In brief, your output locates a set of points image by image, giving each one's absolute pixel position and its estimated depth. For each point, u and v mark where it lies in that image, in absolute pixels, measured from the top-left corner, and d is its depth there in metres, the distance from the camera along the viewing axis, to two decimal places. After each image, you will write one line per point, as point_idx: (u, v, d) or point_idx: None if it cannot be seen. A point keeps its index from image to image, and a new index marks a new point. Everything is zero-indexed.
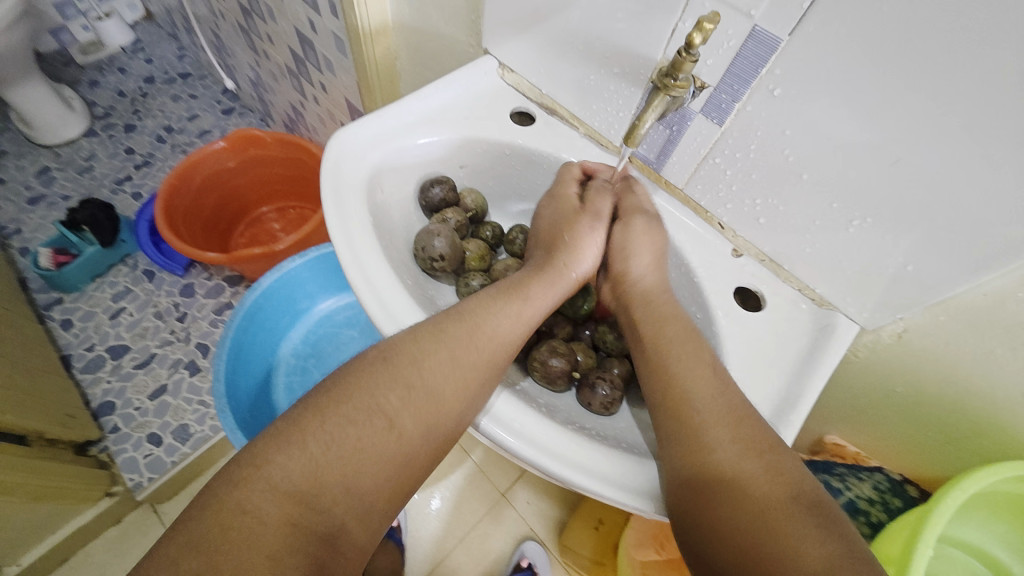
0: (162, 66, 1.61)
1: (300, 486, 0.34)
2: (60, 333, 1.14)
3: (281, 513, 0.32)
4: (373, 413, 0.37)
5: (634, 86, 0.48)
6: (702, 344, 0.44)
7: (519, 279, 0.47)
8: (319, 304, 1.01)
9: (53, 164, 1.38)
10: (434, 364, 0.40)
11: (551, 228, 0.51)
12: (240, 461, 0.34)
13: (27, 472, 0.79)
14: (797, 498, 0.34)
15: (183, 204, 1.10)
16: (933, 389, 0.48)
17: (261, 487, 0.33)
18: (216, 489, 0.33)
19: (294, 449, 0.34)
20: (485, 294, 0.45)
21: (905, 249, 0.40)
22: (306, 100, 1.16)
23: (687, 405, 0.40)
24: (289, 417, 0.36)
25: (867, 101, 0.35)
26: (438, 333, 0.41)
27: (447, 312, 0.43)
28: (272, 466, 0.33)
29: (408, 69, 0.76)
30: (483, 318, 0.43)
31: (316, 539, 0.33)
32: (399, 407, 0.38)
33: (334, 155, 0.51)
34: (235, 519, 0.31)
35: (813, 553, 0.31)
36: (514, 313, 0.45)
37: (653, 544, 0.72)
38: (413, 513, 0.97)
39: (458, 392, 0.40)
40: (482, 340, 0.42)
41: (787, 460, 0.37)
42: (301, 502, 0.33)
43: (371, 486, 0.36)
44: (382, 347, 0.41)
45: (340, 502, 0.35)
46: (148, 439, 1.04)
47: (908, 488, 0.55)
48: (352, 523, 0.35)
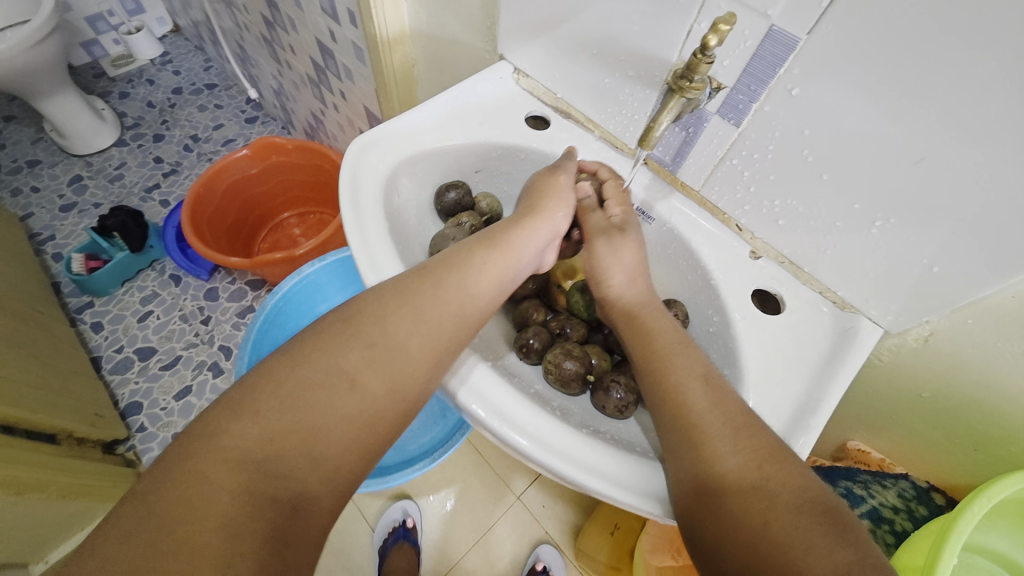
0: (189, 77, 1.67)
1: (256, 451, 0.33)
2: (91, 334, 1.18)
3: (237, 478, 0.32)
4: (329, 373, 0.37)
5: (650, 89, 0.48)
6: (699, 351, 0.44)
7: (488, 239, 0.47)
8: (337, 307, 1.03)
9: (85, 172, 1.44)
10: (396, 324, 0.40)
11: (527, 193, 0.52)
12: (195, 432, 0.34)
13: (56, 468, 0.83)
14: (805, 503, 0.34)
15: (209, 210, 1.14)
16: (961, 395, 0.47)
17: (218, 455, 0.33)
18: (175, 458, 0.33)
19: (249, 416, 0.34)
20: (453, 253, 0.46)
21: (929, 251, 0.39)
22: (326, 107, 1.18)
23: (688, 415, 0.39)
24: (245, 384, 0.36)
25: (890, 100, 0.35)
26: (400, 295, 0.41)
27: (410, 275, 0.43)
28: (227, 435, 0.34)
29: (425, 76, 0.78)
30: (450, 279, 0.43)
31: (278, 502, 0.33)
32: (359, 366, 0.38)
33: (353, 160, 0.52)
34: (191, 486, 0.31)
35: (824, 559, 0.31)
36: (485, 274, 0.45)
37: (670, 550, 0.71)
38: (428, 515, 0.98)
39: (424, 350, 0.40)
40: (449, 299, 0.42)
41: (795, 463, 0.36)
42: (257, 466, 0.33)
43: (336, 447, 0.36)
44: (340, 313, 0.41)
45: (304, 465, 0.35)
46: (173, 438, 1.08)
47: (935, 496, 0.53)
48: (317, 486, 0.35)
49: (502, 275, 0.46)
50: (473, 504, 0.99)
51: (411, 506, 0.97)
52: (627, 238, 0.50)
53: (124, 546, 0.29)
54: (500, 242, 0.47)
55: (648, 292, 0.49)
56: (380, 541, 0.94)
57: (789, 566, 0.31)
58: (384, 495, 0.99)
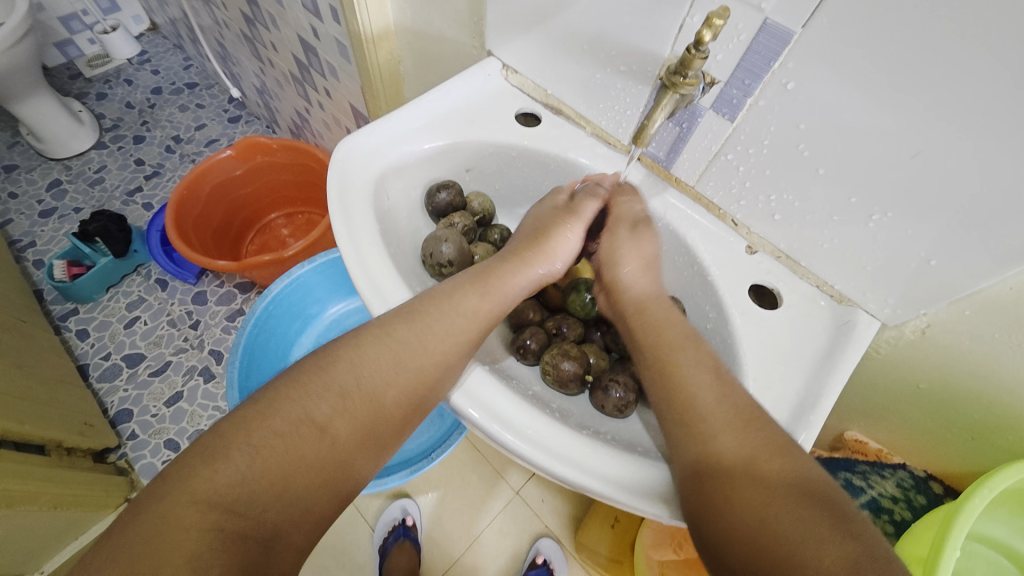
0: (169, 76, 1.63)
1: (225, 494, 0.33)
2: (77, 343, 1.16)
3: (204, 521, 0.32)
4: (304, 420, 0.37)
5: (642, 84, 0.47)
6: (707, 347, 0.43)
7: (480, 273, 0.47)
8: (329, 309, 1.01)
9: (64, 176, 1.40)
10: (376, 368, 0.40)
11: (531, 227, 0.51)
12: (164, 474, 0.34)
13: (45, 479, 0.82)
14: (811, 497, 0.34)
15: (194, 213, 1.11)
16: (957, 385, 0.47)
17: (186, 497, 0.33)
18: (141, 499, 0.33)
19: (224, 459, 0.34)
20: (442, 288, 0.45)
21: (926, 244, 0.38)
22: (311, 105, 1.16)
23: (693, 408, 0.39)
24: (219, 428, 0.36)
25: (887, 93, 0.34)
26: (382, 337, 0.41)
27: (395, 312, 0.43)
28: (199, 479, 0.33)
29: (412, 72, 0.76)
30: (434, 318, 0.42)
31: (245, 545, 0.33)
32: (333, 414, 0.38)
33: (339, 163, 0.51)
34: (157, 529, 0.31)
35: (830, 553, 0.31)
36: (473, 311, 0.44)
37: (671, 544, 0.71)
38: (427, 514, 0.97)
39: (400, 394, 0.40)
40: (435, 341, 0.42)
41: (799, 459, 0.36)
42: (225, 510, 0.33)
43: (305, 491, 0.36)
44: (318, 355, 0.41)
45: (272, 508, 0.35)
46: (166, 445, 1.06)
47: (932, 483, 0.54)
48: (286, 528, 0.35)
49: (490, 312, 0.45)
50: (472, 501, 0.98)
51: (410, 505, 0.97)
52: (645, 230, 0.49)
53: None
54: (494, 278, 0.46)
55: (656, 286, 0.48)
56: (380, 541, 0.93)
57: (793, 564, 0.31)
58: (383, 496, 0.98)
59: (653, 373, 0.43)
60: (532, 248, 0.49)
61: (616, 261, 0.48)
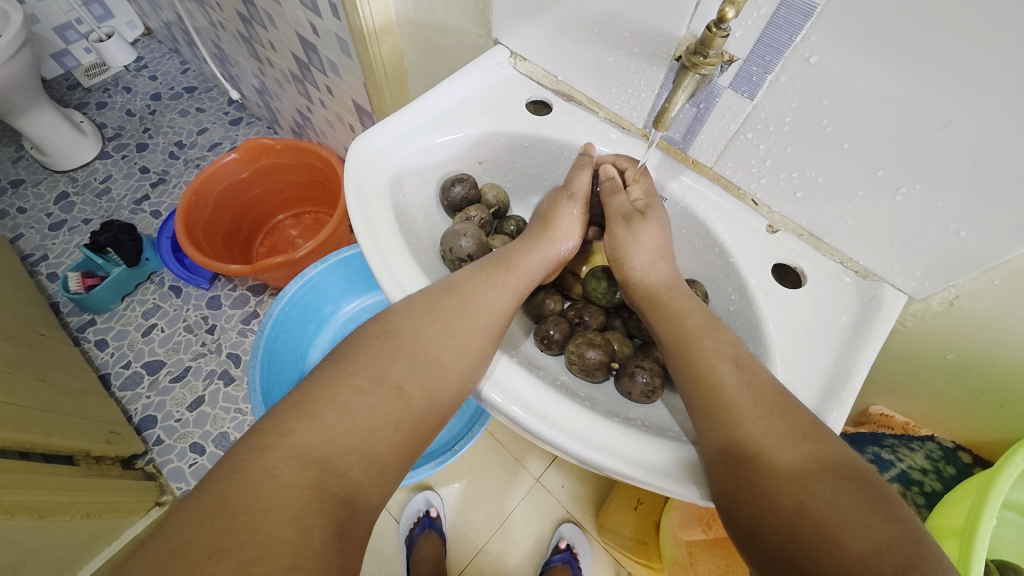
0: (167, 81, 1.62)
1: (318, 451, 0.34)
2: (96, 353, 1.17)
3: (300, 478, 0.33)
4: (378, 381, 0.38)
5: (657, 66, 0.46)
6: (728, 334, 0.43)
7: (502, 255, 0.49)
8: (344, 306, 1.02)
9: (71, 188, 1.41)
10: (433, 334, 0.41)
11: (537, 214, 0.53)
12: (260, 430, 0.35)
13: (76, 489, 0.83)
14: (842, 481, 0.34)
15: (203, 219, 1.11)
16: (987, 355, 0.46)
17: (283, 453, 0.34)
18: (241, 454, 0.34)
19: (312, 418, 0.35)
20: (471, 268, 0.47)
21: (953, 215, 0.38)
22: (312, 103, 1.15)
23: (722, 397, 0.39)
24: (302, 388, 0.38)
25: (916, 61, 0.33)
26: (433, 305, 0.42)
27: (439, 285, 0.44)
28: (294, 435, 0.35)
29: (415, 65, 0.75)
30: (473, 290, 0.44)
31: (337, 500, 0.34)
32: (404, 374, 0.39)
33: (354, 162, 0.50)
34: (259, 483, 0.32)
35: (862, 536, 0.31)
36: (502, 283, 0.46)
37: (699, 524, 0.72)
38: (451, 503, 0.99)
39: (461, 357, 0.41)
40: (476, 310, 0.43)
41: (825, 444, 0.36)
42: (319, 466, 0.34)
43: (384, 451, 0.37)
44: (382, 321, 0.42)
45: (358, 466, 0.35)
46: (191, 448, 1.08)
47: (961, 454, 0.55)
48: (369, 486, 0.36)
49: (516, 284, 0.47)
50: (494, 490, 0.99)
51: (433, 496, 0.98)
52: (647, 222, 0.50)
53: (200, 531, 0.30)
54: (512, 257, 0.49)
55: None
56: (406, 532, 0.95)
57: (825, 544, 0.31)
58: (406, 488, 1.00)
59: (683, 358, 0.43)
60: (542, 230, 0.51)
61: (625, 259, 0.50)
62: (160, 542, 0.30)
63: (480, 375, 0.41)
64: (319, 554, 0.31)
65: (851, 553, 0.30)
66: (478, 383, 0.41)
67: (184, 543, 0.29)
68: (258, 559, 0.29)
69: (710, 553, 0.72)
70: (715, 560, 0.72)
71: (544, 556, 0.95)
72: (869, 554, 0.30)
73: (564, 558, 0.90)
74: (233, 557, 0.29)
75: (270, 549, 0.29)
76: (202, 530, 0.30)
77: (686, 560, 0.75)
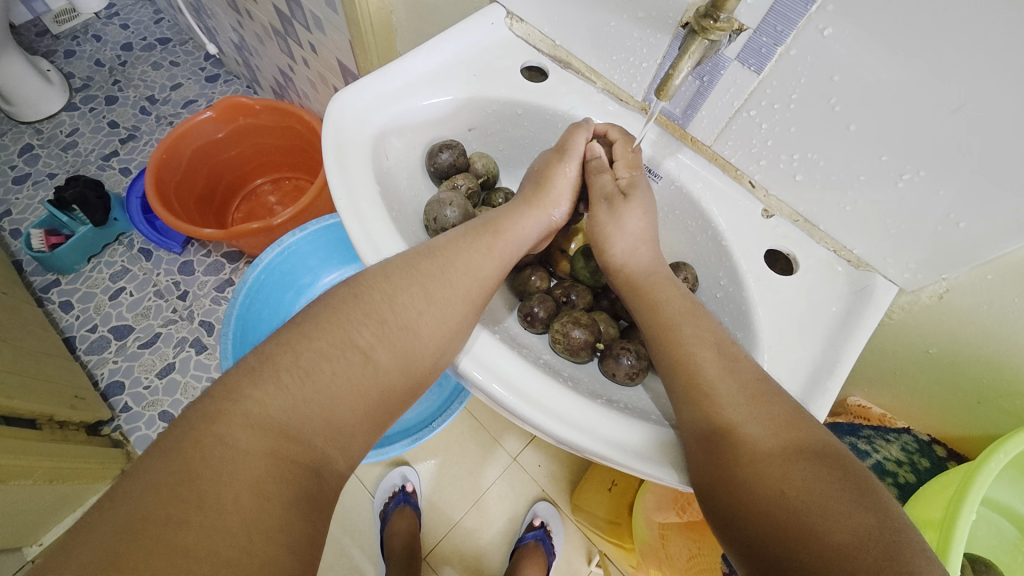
0: (139, 31, 1.52)
1: (277, 418, 0.32)
2: (60, 315, 1.12)
3: (261, 445, 0.31)
4: (344, 347, 0.36)
5: (661, 33, 0.43)
6: (709, 320, 0.43)
7: (489, 220, 0.47)
8: (323, 278, 0.98)
9: (35, 141, 1.32)
10: (409, 297, 0.39)
11: (532, 171, 0.52)
12: (212, 395, 0.32)
13: (41, 454, 0.80)
14: (827, 468, 0.33)
15: (175, 179, 1.05)
16: (967, 350, 0.46)
17: (240, 420, 0.31)
18: (196, 417, 0.31)
19: (268, 383, 0.33)
20: (448, 235, 0.45)
21: (951, 205, 0.37)
22: (295, 62, 1.09)
23: (699, 384, 0.39)
24: (261, 351, 0.35)
25: (941, 41, 0.31)
26: (409, 270, 0.40)
27: (415, 250, 0.42)
28: (250, 401, 0.32)
29: (406, 24, 0.71)
30: (454, 254, 0.43)
31: (302, 467, 0.32)
32: (373, 340, 0.37)
33: (335, 119, 0.47)
34: (213, 448, 0.30)
35: (844, 526, 0.30)
36: (488, 249, 0.45)
37: (674, 507, 0.73)
38: (428, 479, 0.98)
39: (437, 325, 0.39)
40: (458, 277, 0.42)
41: (813, 433, 0.35)
42: (278, 433, 0.32)
43: (349, 418, 0.35)
44: (352, 285, 0.39)
45: (320, 434, 0.33)
46: (160, 417, 1.04)
47: (936, 448, 0.55)
48: (335, 455, 0.34)
49: (495, 249, 0.45)
50: (470, 466, 0.99)
51: (410, 472, 0.98)
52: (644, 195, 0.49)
53: (158, 498, 0.27)
54: (501, 223, 0.47)
55: None
56: (381, 506, 0.94)
57: (807, 533, 0.31)
58: (383, 463, 0.99)
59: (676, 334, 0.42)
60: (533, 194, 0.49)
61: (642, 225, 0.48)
62: (109, 509, 0.27)
63: (457, 349, 0.40)
64: (284, 520, 0.29)
65: (833, 543, 0.30)
66: (453, 354, 0.40)
67: (139, 511, 0.27)
68: (219, 529, 0.27)
69: (682, 536, 0.74)
70: (687, 543, 0.74)
71: (517, 533, 0.95)
72: (848, 545, 0.29)
73: (537, 535, 0.91)
74: (193, 526, 0.27)
75: (231, 518, 0.28)
76: (158, 499, 0.27)
77: (658, 541, 0.76)
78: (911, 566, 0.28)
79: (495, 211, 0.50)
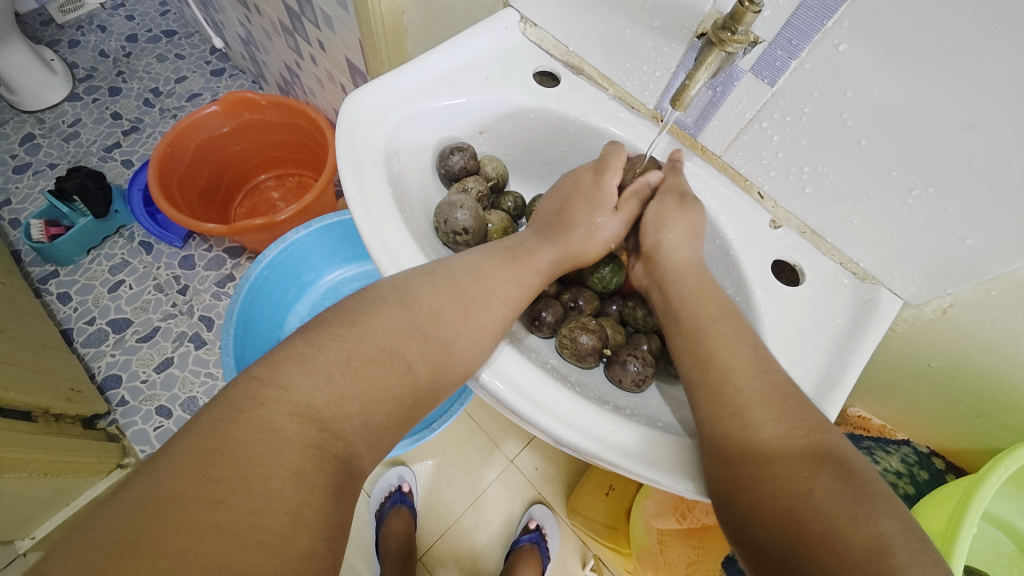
0: (144, 22, 1.51)
1: (322, 411, 0.32)
2: (58, 306, 1.11)
3: (303, 435, 0.31)
4: (390, 353, 0.36)
5: (676, 43, 0.44)
6: (726, 324, 0.42)
7: (525, 246, 0.48)
8: (325, 276, 0.98)
9: (37, 130, 1.32)
10: (453, 316, 0.40)
11: (565, 202, 0.50)
12: (258, 377, 0.32)
13: (35, 446, 0.80)
14: (846, 474, 0.33)
15: (178, 172, 1.05)
16: (967, 365, 0.47)
17: (286, 408, 0.31)
18: (235, 402, 0.31)
19: (317, 375, 0.33)
20: (489, 253, 0.45)
21: (956, 222, 0.37)
22: (302, 59, 1.09)
23: (728, 384, 0.39)
24: (310, 338, 0.35)
25: (952, 62, 0.32)
26: (455, 287, 0.41)
27: (463, 266, 0.43)
28: (296, 391, 0.32)
29: (417, 24, 0.71)
30: (496, 280, 0.44)
31: (338, 462, 0.32)
32: (416, 352, 0.38)
33: (349, 116, 0.47)
34: (258, 435, 0.30)
35: (863, 531, 0.30)
36: (523, 280, 0.45)
37: (674, 514, 0.73)
38: (426, 480, 0.98)
39: (472, 347, 0.40)
40: (496, 303, 0.43)
41: (833, 440, 0.35)
42: (320, 426, 0.32)
43: (384, 423, 0.35)
44: (399, 286, 0.40)
45: (359, 432, 0.34)
46: (157, 412, 1.03)
47: (935, 460, 0.55)
48: (364, 450, 0.34)
49: (530, 282, 0.46)
50: (469, 468, 0.99)
51: (406, 472, 0.97)
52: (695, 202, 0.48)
53: (194, 480, 0.27)
54: (538, 254, 0.47)
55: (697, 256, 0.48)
56: (376, 506, 0.94)
57: (824, 536, 0.31)
58: (380, 463, 0.98)
59: (691, 342, 0.43)
60: (568, 229, 0.49)
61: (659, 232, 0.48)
62: (148, 487, 0.27)
63: (481, 361, 0.40)
64: (321, 513, 0.29)
65: (852, 548, 0.30)
66: (475, 367, 0.40)
67: (174, 491, 0.27)
68: (259, 514, 0.27)
69: (681, 542, 0.74)
70: (685, 550, 0.74)
71: (513, 535, 0.95)
72: (866, 549, 0.30)
73: (533, 538, 0.91)
74: (231, 510, 0.27)
75: (270, 504, 0.28)
76: (193, 478, 0.27)
77: (656, 547, 0.77)
78: (908, 568, 0.29)
79: (530, 233, 0.50)
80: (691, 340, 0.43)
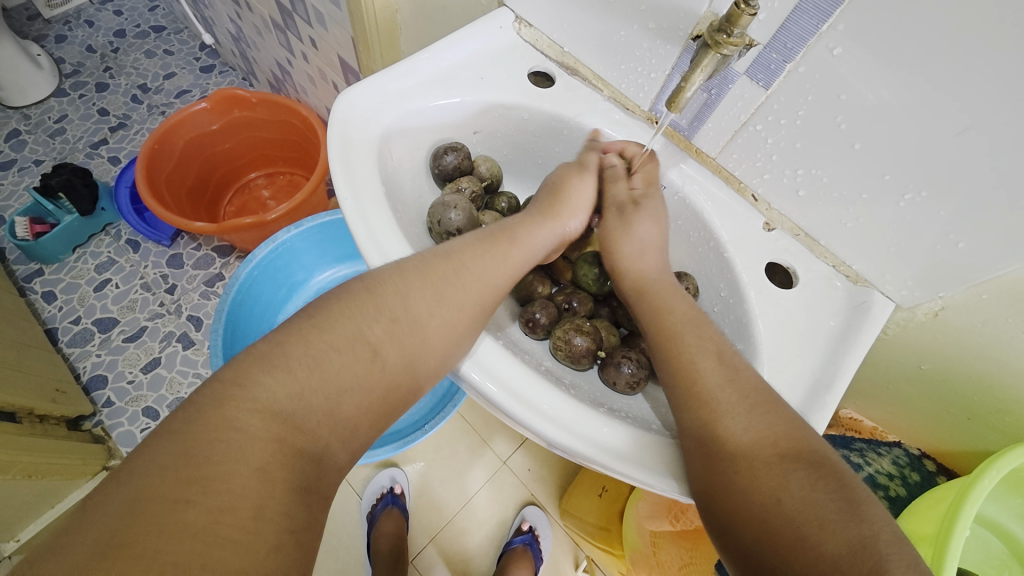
0: (133, 18, 1.49)
1: (286, 406, 0.32)
2: (43, 305, 1.09)
3: (266, 432, 0.30)
4: (353, 341, 0.36)
5: (672, 44, 0.43)
6: (711, 329, 0.43)
7: (504, 225, 0.47)
8: (316, 275, 0.97)
9: (22, 126, 1.29)
10: (422, 297, 0.39)
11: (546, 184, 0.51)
12: (221, 380, 0.32)
13: (18, 448, 0.78)
14: (821, 478, 0.33)
15: (167, 169, 1.04)
16: (957, 367, 0.47)
17: (250, 406, 0.31)
18: (199, 404, 0.30)
19: (280, 372, 0.32)
20: (473, 238, 0.44)
21: (948, 225, 0.38)
22: (294, 56, 1.08)
23: (702, 394, 0.39)
24: (271, 338, 0.34)
25: (940, 66, 0.32)
26: (425, 268, 0.40)
27: (435, 251, 0.42)
28: (259, 389, 0.31)
29: (411, 23, 0.70)
30: (471, 258, 0.42)
31: (306, 458, 0.31)
32: (381, 337, 0.37)
33: (341, 114, 0.47)
34: (222, 435, 0.29)
35: (838, 535, 0.31)
36: (503, 256, 0.44)
37: (667, 516, 0.73)
38: (417, 481, 0.97)
39: (447, 328, 0.39)
40: (470, 281, 0.41)
41: (808, 443, 0.36)
42: (286, 422, 0.31)
43: (355, 417, 0.34)
44: (365, 279, 0.39)
45: (324, 424, 0.33)
46: (144, 413, 1.01)
47: (926, 462, 0.56)
48: (337, 446, 0.33)
49: (510, 258, 0.45)
50: (460, 469, 0.98)
51: (398, 474, 0.97)
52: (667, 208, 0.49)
53: (159, 481, 0.27)
54: (518, 229, 0.47)
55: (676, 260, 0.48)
56: (368, 508, 0.93)
57: (800, 541, 0.31)
58: (371, 464, 0.98)
59: (678, 342, 0.42)
60: (546, 203, 0.49)
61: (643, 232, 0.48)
62: (115, 494, 0.26)
63: (462, 353, 0.39)
64: (286, 510, 0.29)
65: (826, 553, 0.30)
66: (454, 359, 0.39)
67: (140, 494, 0.26)
68: (224, 512, 0.27)
69: (674, 544, 0.74)
70: (678, 552, 0.75)
71: (505, 536, 0.95)
72: (842, 553, 0.30)
73: (525, 540, 0.91)
74: (197, 510, 0.26)
75: (236, 502, 0.27)
76: (158, 480, 0.27)
77: (650, 549, 0.77)
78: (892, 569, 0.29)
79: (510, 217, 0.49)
80: (675, 342, 0.42)
